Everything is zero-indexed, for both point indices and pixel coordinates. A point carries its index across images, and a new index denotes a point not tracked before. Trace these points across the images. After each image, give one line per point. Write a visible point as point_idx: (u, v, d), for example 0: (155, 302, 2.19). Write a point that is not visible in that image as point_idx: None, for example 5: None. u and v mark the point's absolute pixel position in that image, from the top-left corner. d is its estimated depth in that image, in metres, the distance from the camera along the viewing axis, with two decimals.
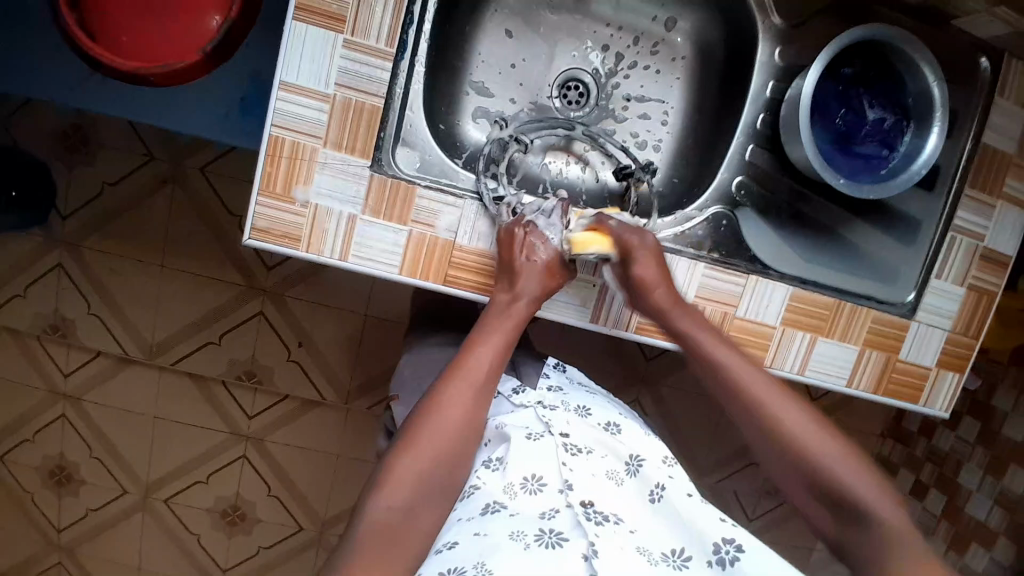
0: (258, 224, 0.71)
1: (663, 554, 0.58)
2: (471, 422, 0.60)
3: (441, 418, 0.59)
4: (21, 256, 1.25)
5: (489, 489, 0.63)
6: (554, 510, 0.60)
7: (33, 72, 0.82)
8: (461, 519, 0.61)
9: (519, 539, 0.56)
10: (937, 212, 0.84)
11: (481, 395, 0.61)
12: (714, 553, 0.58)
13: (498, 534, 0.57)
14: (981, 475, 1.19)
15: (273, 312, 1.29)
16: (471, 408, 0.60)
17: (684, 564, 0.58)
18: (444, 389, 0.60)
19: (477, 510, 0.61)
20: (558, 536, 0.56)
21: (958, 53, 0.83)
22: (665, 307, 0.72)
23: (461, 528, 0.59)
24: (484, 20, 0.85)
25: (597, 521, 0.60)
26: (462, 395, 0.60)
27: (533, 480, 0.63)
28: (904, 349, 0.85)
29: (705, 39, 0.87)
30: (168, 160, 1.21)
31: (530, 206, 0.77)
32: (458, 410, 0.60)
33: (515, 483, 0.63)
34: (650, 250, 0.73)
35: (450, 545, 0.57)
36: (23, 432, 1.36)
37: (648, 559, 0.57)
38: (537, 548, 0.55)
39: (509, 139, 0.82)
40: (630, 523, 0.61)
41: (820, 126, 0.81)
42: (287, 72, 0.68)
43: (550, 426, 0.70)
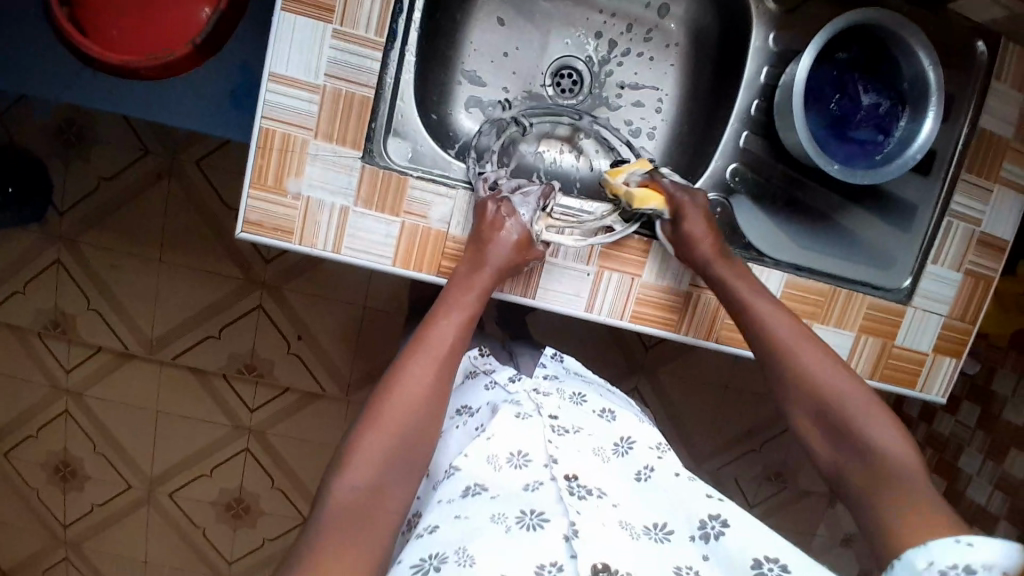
0: (252, 218, 0.71)
1: (645, 528, 0.59)
2: (433, 399, 0.62)
3: (402, 393, 0.60)
4: (19, 253, 1.25)
5: (471, 470, 0.63)
6: (538, 482, 0.61)
7: (22, 67, 0.82)
8: (442, 500, 0.61)
9: (500, 522, 0.57)
10: (934, 198, 0.84)
11: (441, 371, 0.63)
12: (698, 528, 0.59)
13: (479, 517, 0.57)
14: (982, 459, 1.19)
15: (271, 305, 1.29)
16: (431, 384, 0.62)
17: (665, 537, 0.58)
18: (404, 366, 0.62)
19: (459, 491, 0.61)
20: (539, 517, 0.57)
21: (955, 36, 0.82)
22: (709, 260, 0.74)
23: (442, 511, 0.59)
24: (476, 8, 0.84)
25: (580, 495, 0.60)
26: (421, 371, 0.62)
27: (518, 456, 0.64)
28: (900, 335, 0.85)
29: (698, 24, 0.86)
30: (163, 154, 1.21)
31: (509, 182, 0.76)
32: (418, 385, 0.61)
33: (501, 457, 0.64)
34: (699, 207, 0.76)
35: (431, 529, 0.58)
36: (26, 428, 1.37)
37: (630, 533, 0.58)
38: (517, 529, 0.56)
39: (509, 122, 0.84)
40: (613, 497, 0.61)
41: (815, 112, 0.80)
42: (277, 63, 0.68)
43: (540, 408, 0.71)
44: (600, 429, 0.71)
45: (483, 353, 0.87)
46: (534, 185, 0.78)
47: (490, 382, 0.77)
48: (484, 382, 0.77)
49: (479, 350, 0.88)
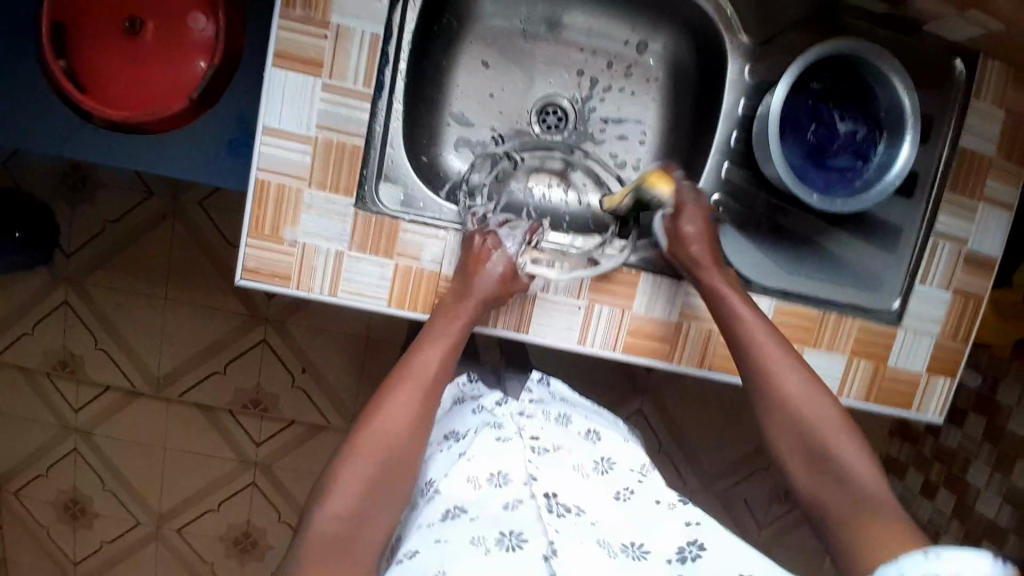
0: (250, 264, 0.73)
1: (622, 546, 0.60)
2: (415, 427, 0.64)
3: (384, 423, 0.62)
4: (27, 294, 1.28)
5: (451, 492, 0.64)
6: (519, 500, 0.62)
7: (26, 124, 0.85)
8: (423, 525, 0.62)
9: (480, 544, 0.57)
10: (919, 217, 0.85)
11: (425, 400, 0.66)
12: (675, 552, 0.59)
13: (458, 540, 0.58)
14: (990, 471, 1.18)
15: (275, 340, 1.31)
16: (414, 415, 0.64)
17: (643, 555, 0.59)
18: (385, 398, 0.64)
19: (438, 515, 0.62)
20: (518, 538, 0.57)
21: (931, 60, 0.84)
22: (701, 262, 0.76)
23: (421, 535, 0.60)
24: (462, 52, 0.87)
25: (559, 513, 0.62)
26: (402, 400, 0.64)
27: (499, 476, 0.64)
28: (892, 357, 0.86)
29: (677, 60, 0.89)
30: (166, 195, 1.25)
31: (496, 218, 0.80)
32: (402, 414, 0.63)
33: (481, 478, 0.65)
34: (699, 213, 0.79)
35: (411, 554, 0.58)
36: (35, 467, 1.39)
37: (607, 551, 0.59)
38: (498, 551, 0.56)
39: (501, 155, 0.88)
40: (591, 515, 0.63)
41: (792, 141, 0.82)
42: (271, 117, 0.71)
43: (521, 430, 0.72)
44: (582, 446, 0.73)
45: (472, 379, 0.89)
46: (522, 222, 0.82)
47: (476, 406, 0.78)
48: (472, 406, 0.79)
49: (467, 376, 0.90)
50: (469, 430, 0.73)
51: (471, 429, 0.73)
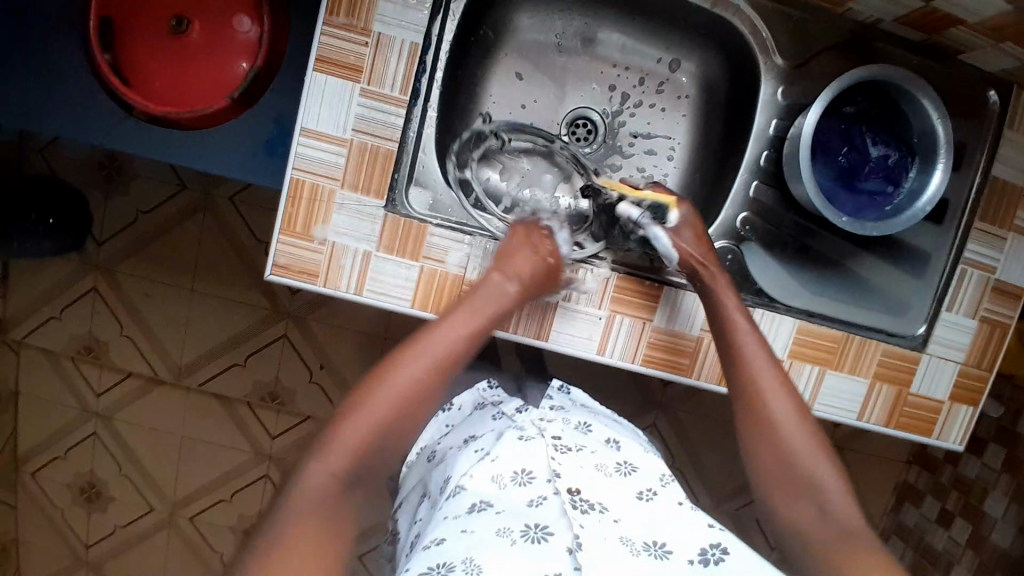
0: (280, 262, 0.74)
1: (644, 545, 0.59)
2: (422, 394, 0.61)
3: (394, 387, 0.60)
4: (58, 279, 1.32)
5: (476, 488, 0.65)
6: (542, 497, 0.63)
7: (70, 116, 0.88)
8: (448, 516, 0.63)
9: (506, 535, 0.57)
10: (948, 245, 0.85)
11: (433, 371, 0.62)
12: (698, 553, 0.58)
13: (483, 530, 0.58)
14: (1007, 504, 1.16)
15: (296, 335, 1.33)
16: (422, 377, 0.61)
17: (665, 554, 0.58)
18: (396, 358, 0.62)
19: (465, 507, 0.63)
20: (543, 531, 0.58)
21: (966, 88, 0.83)
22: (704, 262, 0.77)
23: (447, 525, 0.61)
24: (496, 62, 0.88)
25: (583, 510, 0.62)
26: (418, 365, 0.61)
27: (522, 474, 0.66)
28: (914, 383, 0.86)
29: (709, 78, 0.89)
30: (198, 189, 1.27)
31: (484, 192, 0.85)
32: (412, 378, 0.60)
33: (505, 476, 0.66)
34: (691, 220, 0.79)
35: (438, 541, 0.59)
36: (56, 449, 1.42)
37: (630, 548, 0.58)
38: (523, 543, 0.57)
39: (487, 133, 0.87)
40: (614, 513, 0.63)
41: (823, 163, 0.82)
42: (308, 118, 0.72)
43: (543, 431, 0.73)
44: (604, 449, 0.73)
45: (492, 385, 0.91)
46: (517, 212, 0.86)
47: (498, 412, 0.80)
48: (492, 412, 0.80)
49: (488, 382, 0.91)
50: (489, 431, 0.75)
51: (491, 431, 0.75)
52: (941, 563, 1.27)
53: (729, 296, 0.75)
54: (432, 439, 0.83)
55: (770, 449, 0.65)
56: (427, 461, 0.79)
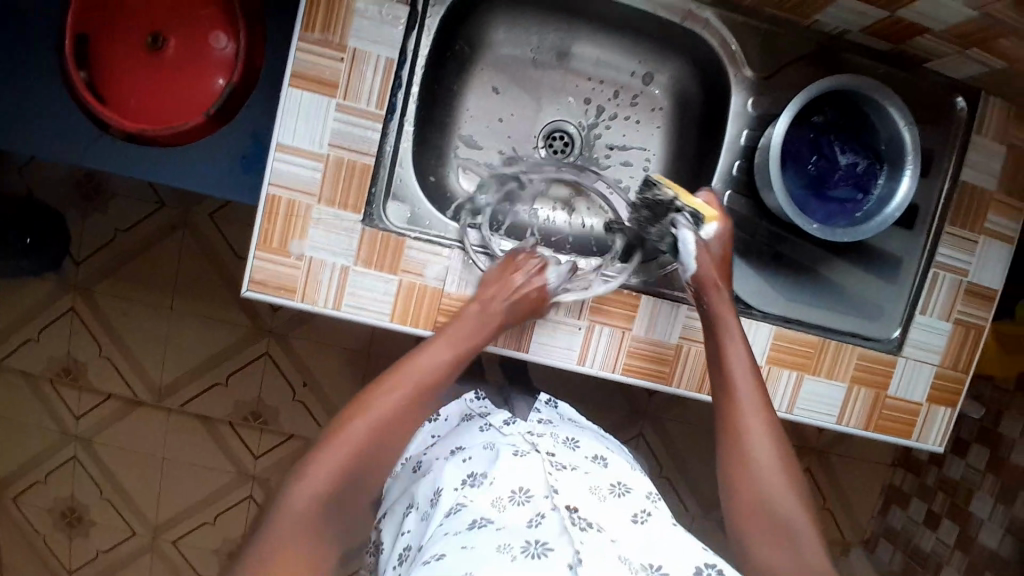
0: (257, 277, 0.74)
1: (643, 565, 0.58)
2: (399, 421, 0.66)
3: (369, 413, 0.65)
4: (36, 300, 1.30)
5: (476, 505, 0.64)
6: (541, 515, 0.62)
7: (45, 136, 0.87)
8: (447, 533, 0.61)
9: (505, 551, 0.56)
10: (919, 250, 0.86)
11: (407, 400, 0.67)
12: (693, 572, 0.57)
13: (484, 546, 0.57)
14: (992, 504, 1.18)
15: (279, 352, 1.32)
16: (398, 406, 0.66)
17: (660, 575, 0.57)
18: (371, 391, 0.67)
19: (465, 524, 0.61)
20: (543, 546, 0.57)
21: (932, 96, 0.86)
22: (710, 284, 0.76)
23: (447, 542, 0.59)
24: (473, 77, 0.89)
25: (582, 527, 0.62)
26: (394, 394, 0.67)
27: (520, 493, 0.65)
28: (892, 385, 0.87)
29: (682, 90, 0.90)
30: (178, 206, 1.27)
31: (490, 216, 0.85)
32: (389, 406, 0.66)
33: (504, 498, 0.65)
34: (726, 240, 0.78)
35: (438, 556, 0.57)
36: (35, 474, 1.39)
37: (629, 565, 0.57)
38: (523, 558, 0.55)
39: (509, 175, 0.89)
40: (611, 533, 0.62)
41: (793, 172, 0.83)
42: (284, 134, 0.72)
43: (536, 447, 0.74)
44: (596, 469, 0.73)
45: (479, 397, 0.89)
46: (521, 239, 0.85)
47: (485, 424, 0.80)
48: (479, 424, 0.80)
49: (476, 394, 0.90)
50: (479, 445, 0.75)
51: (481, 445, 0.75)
52: (930, 564, 1.28)
53: (730, 318, 0.75)
54: (416, 451, 0.83)
55: (747, 474, 0.67)
56: (412, 473, 0.79)
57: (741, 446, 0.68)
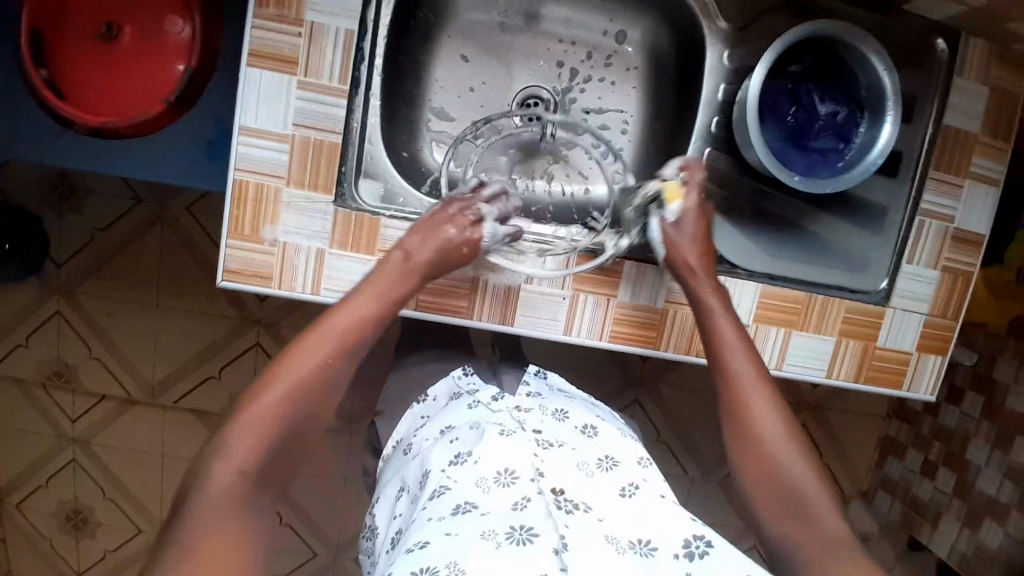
0: (231, 266, 0.72)
1: (630, 543, 0.59)
2: (320, 385, 0.60)
3: (283, 379, 0.58)
4: (19, 305, 1.28)
5: (460, 490, 0.65)
6: (526, 498, 0.62)
7: (5, 135, 0.85)
8: (430, 518, 0.62)
9: (490, 538, 0.57)
10: (904, 198, 0.85)
11: (331, 361, 0.61)
12: (682, 546, 0.58)
13: (467, 532, 0.58)
14: (989, 450, 1.18)
15: (269, 342, 1.31)
16: (316, 370, 0.60)
17: (650, 552, 0.58)
18: (291, 354, 0.60)
19: (448, 509, 0.62)
20: (528, 532, 0.58)
21: (910, 40, 0.84)
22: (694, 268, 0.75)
23: (432, 527, 0.60)
24: (440, 46, 0.87)
25: (567, 509, 0.62)
26: (310, 358, 0.60)
27: (505, 474, 0.65)
28: (881, 336, 0.86)
29: (656, 46, 0.88)
30: (154, 201, 1.24)
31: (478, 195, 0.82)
32: (307, 372, 0.59)
33: (488, 478, 0.65)
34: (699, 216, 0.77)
35: (422, 544, 0.58)
36: (35, 479, 1.39)
37: (616, 547, 0.58)
38: (508, 545, 0.57)
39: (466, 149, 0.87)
40: (599, 512, 0.63)
41: (773, 124, 0.82)
42: (246, 116, 0.70)
43: (523, 424, 0.73)
44: (585, 442, 0.73)
45: (467, 372, 0.89)
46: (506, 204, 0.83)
47: (474, 401, 0.80)
48: (468, 402, 0.79)
49: (463, 370, 0.89)
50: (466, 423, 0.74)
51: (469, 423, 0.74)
52: (929, 512, 1.29)
53: (715, 296, 0.74)
54: (407, 432, 0.83)
55: (751, 450, 0.63)
56: (403, 455, 0.79)
57: (747, 427, 0.64)
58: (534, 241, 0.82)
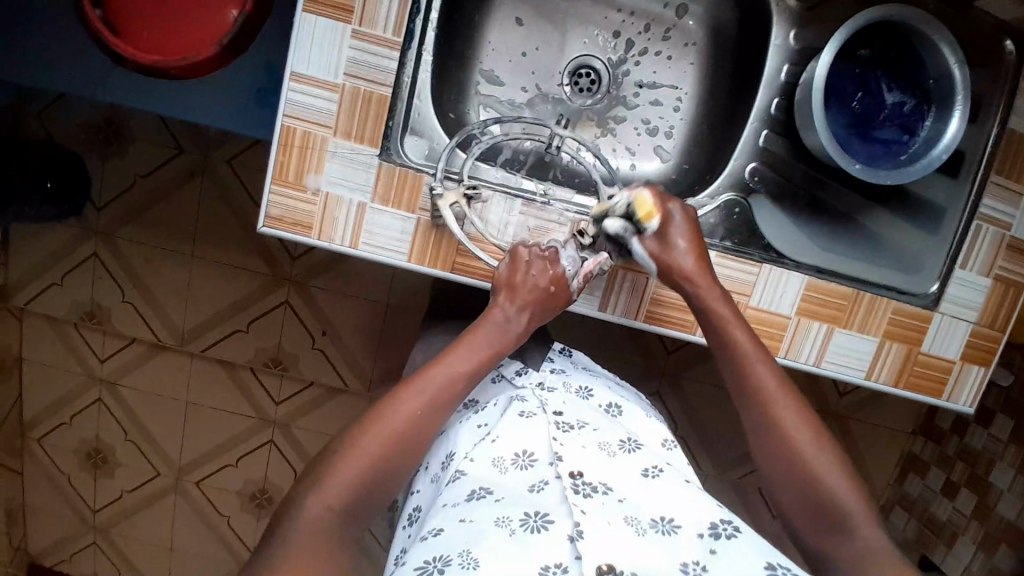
0: (273, 213, 0.72)
1: (651, 521, 0.57)
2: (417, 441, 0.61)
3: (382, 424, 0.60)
4: (57, 245, 1.30)
5: (476, 474, 0.65)
6: (544, 481, 0.61)
7: (57, 70, 0.85)
8: (447, 504, 0.62)
9: (504, 525, 0.56)
10: (963, 201, 0.81)
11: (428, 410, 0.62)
12: (708, 527, 0.56)
13: (483, 519, 0.57)
14: (1014, 474, 1.14)
15: (297, 301, 1.32)
16: (421, 412, 0.62)
17: (672, 530, 0.56)
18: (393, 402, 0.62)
19: (464, 495, 0.62)
20: (543, 519, 0.56)
21: (983, 34, 0.80)
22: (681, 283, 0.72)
23: (447, 515, 0.60)
24: (495, 8, 0.85)
25: (585, 493, 0.59)
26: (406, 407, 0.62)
27: (523, 457, 0.65)
28: (926, 341, 0.83)
29: (717, 22, 0.85)
30: (196, 152, 1.25)
31: (497, 179, 0.80)
32: (406, 413, 0.61)
33: (506, 459, 0.65)
34: (685, 220, 0.74)
35: (435, 533, 0.58)
36: (61, 415, 1.42)
37: (635, 528, 0.56)
38: (521, 532, 0.56)
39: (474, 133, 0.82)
40: (620, 492, 0.60)
41: (836, 110, 0.79)
42: (298, 62, 0.70)
43: (546, 404, 0.72)
44: (610, 422, 0.71)
45: None
46: (529, 183, 0.81)
47: (498, 376, 0.81)
48: (492, 376, 0.81)
49: None
50: (492, 404, 0.75)
51: (494, 404, 0.75)
52: (946, 532, 1.26)
53: (715, 308, 0.71)
54: None
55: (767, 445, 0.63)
56: None
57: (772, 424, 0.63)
58: (576, 212, 0.79)
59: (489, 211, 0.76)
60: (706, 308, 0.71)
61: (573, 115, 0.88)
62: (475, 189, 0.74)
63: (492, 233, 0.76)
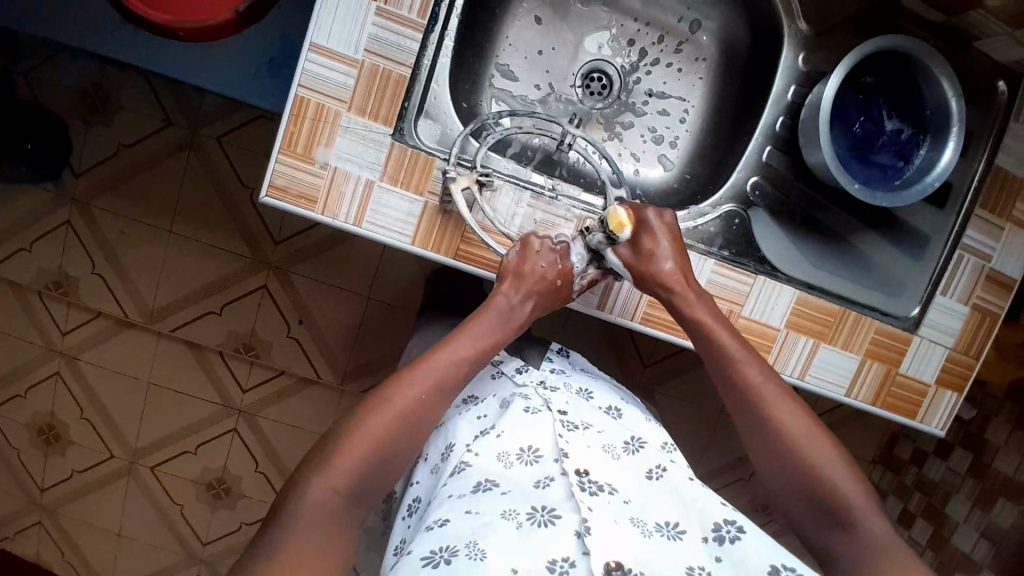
0: (276, 184, 0.70)
1: (657, 525, 0.57)
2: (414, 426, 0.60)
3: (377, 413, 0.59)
4: (28, 209, 1.25)
5: (481, 466, 0.64)
6: (549, 477, 0.61)
7: (53, 24, 0.83)
8: (452, 495, 0.61)
9: (511, 518, 0.56)
10: (947, 229, 0.85)
11: (423, 397, 0.61)
12: (712, 530, 0.56)
13: (490, 513, 0.57)
14: (970, 506, 1.17)
15: (276, 286, 1.29)
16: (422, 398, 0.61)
17: (677, 535, 0.56)
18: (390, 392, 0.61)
19: (469, 487, 0.61)
20: (550, 514, 0.56)
21: (976, 74, 0.83)
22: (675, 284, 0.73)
23: (452, 505, 0.59)
24: (514, 5, 0.86)
25: (591, 491, 0.59)
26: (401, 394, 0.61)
27: (529, 452, 0.65)
28: (904, 362, 0.85)
29: (728, 39, 0.88)
30: (187, 125, 1.23)
31: (506, 169, 0.80)
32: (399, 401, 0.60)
33: (511, 454, 0.65)
34: (665, 223, 0.75)
35: (441, 523, 0.58)
36: (15, 387, 1.36)
37: (642, 530, 0.56)
38: (529, 526, 0.55)
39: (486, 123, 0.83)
40: (624, 494, 0.60)
41: (840, 131, 0.82)
42: (318, 34, 0.69)
43: (550, 402, 0.71)
44: (613, 423, 0.71)
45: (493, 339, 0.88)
46: (539, 177, 0.82)
47: (497, 372, 0.80)
48: (490, 372, 0.80)
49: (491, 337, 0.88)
50: (492, 400, 0.74)
51: (494, 400, 0.74)
52: None
53: (705, 310, 0.72)
54: None
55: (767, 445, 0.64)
56: None
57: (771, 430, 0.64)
58: (583, 210, 0.79)
59: (497, 201, 0.76)
60: (695, 314, 0.71)
61: (583, 116, 0.89)
62: (485, 176, 0.74)
63: (499, 221, 0.76)
